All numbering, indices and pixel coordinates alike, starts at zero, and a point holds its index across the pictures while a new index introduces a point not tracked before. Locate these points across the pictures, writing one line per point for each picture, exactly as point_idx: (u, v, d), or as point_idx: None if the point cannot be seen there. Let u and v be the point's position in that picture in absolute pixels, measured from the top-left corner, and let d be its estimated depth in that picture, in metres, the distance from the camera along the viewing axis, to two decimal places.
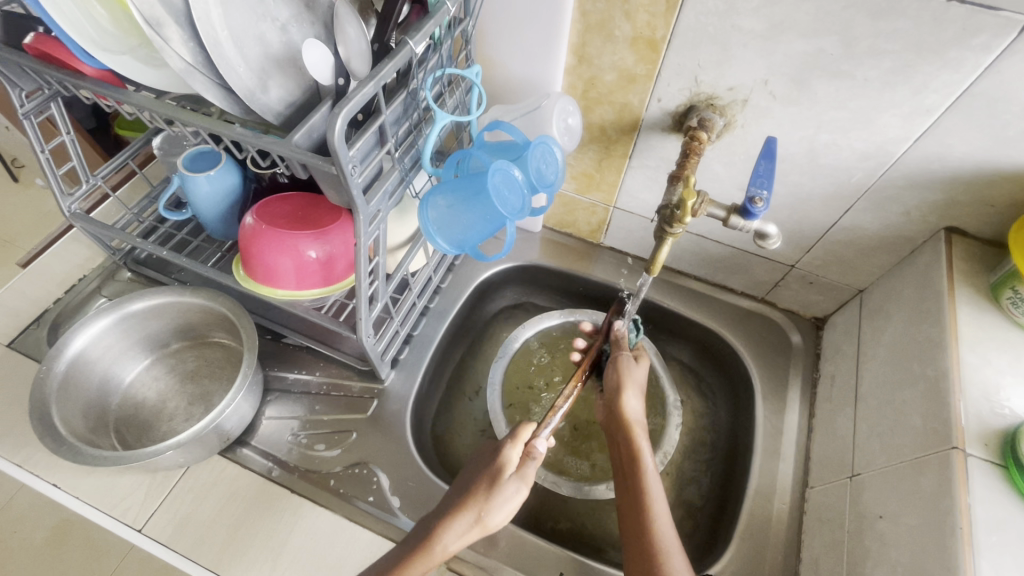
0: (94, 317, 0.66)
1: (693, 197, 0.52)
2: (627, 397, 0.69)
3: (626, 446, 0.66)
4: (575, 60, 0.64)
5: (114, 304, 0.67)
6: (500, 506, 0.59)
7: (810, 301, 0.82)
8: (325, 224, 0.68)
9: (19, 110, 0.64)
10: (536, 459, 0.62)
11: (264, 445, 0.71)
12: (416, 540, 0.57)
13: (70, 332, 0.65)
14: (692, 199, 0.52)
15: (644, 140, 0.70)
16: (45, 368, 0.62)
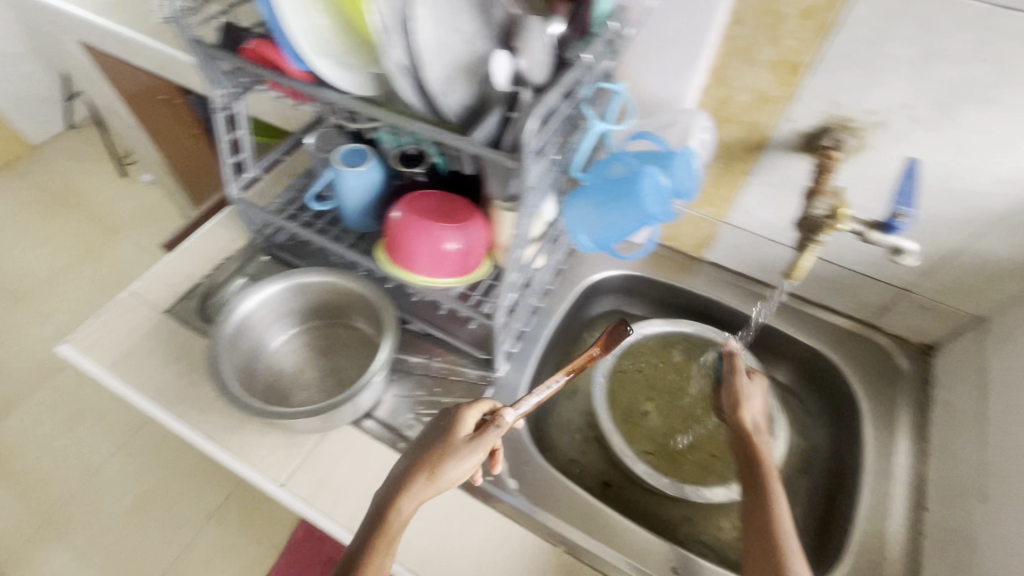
0: (265, 284, 0.74)
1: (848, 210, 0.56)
2: (749, 413, 0.71)
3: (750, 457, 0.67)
4: (712, 81, 0.69)
5: (280, 276, 0.75)
6: (453, 467, 0.59)
7: (921, 327, 0.82)
8: (466, 220, 0.75)
9: (215, 107, 0.73)
10: (501, 427, 0.63)
11: (389, 419, 0.77)
12: (374, 512, 0.58)
13: (243, 295, 0.73)
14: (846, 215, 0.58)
15: (769, 158, 0.73)
16: (221, 324, 0.71)
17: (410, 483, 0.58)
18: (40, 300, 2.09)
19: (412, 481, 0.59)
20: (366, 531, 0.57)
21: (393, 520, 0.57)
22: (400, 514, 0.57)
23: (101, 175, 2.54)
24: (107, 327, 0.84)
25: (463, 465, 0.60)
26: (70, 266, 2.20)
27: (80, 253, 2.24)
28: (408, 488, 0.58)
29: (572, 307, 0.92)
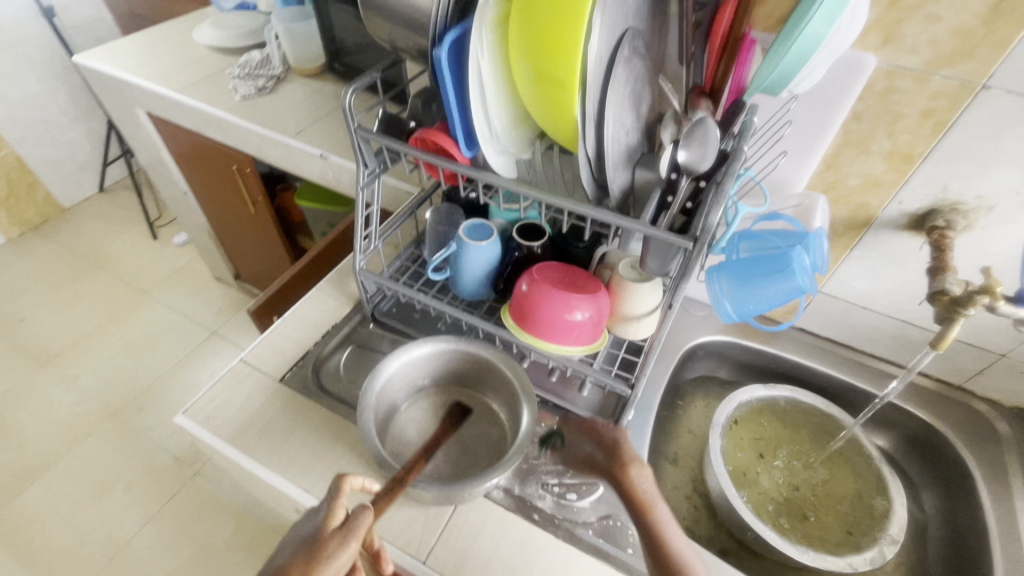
0: (410, 346, 0.78)
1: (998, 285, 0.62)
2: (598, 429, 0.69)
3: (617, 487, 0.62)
4: (824, 166, 0.76)
5: (429, 339, 0.78)
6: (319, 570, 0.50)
7: (1015, 391, 0.86)
8: (596, 290, 0.78)
9: (360, 186, 0.78)
10: (367, 510, 0.54)
11: (519, 489, 0.77)
12: None
13: (396, 351, 0.76)
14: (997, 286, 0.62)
15: (873, 235, 0.80)
16: (373, 375, 0.74)
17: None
18: (66, 364, 2.04)
19: None
20: None
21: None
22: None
23: (131, 237, 2.56)
24: (222, 396, 0.84)
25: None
26: (98, 328, 2.16)
27: (109, 315, 2.21)
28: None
29: (673, 372, 0.95)
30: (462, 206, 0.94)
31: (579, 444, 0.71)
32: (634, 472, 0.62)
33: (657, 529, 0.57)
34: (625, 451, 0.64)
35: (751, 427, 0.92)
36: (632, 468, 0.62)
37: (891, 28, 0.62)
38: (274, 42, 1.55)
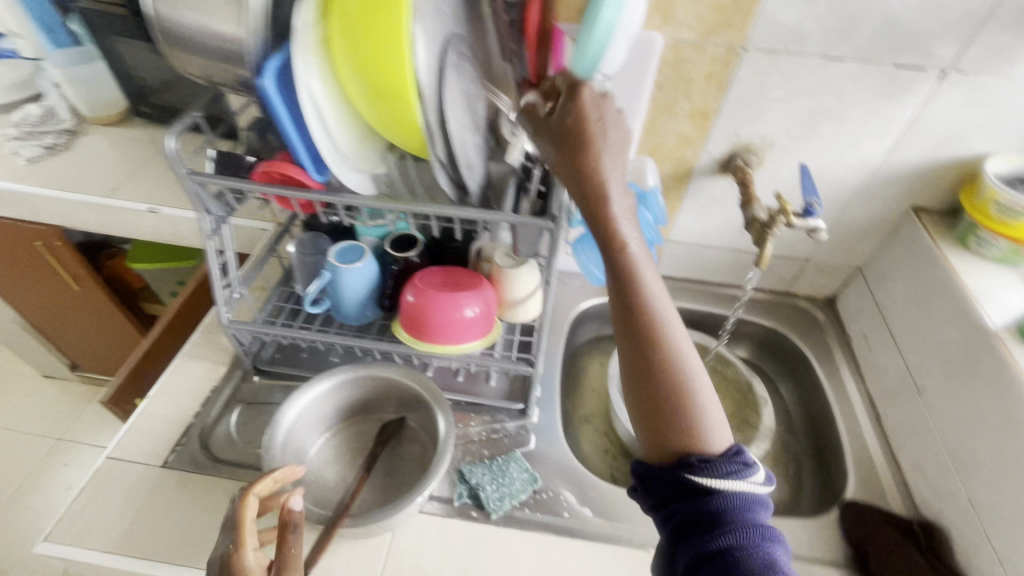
0: (308, 386, 0.74)
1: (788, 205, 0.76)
2: (585, 103, 0.56)
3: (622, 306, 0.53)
4: (645, 134, 0.87)
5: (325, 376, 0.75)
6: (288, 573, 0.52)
7: (822, 284, 1.07)
8: (479, 285, 0.81)
9: (207, 234, 0.72)
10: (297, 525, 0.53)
11: (450, 493, 0.78)
12: None
13: (292, 396, 0.72)
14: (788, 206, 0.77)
15: (696, 183, 0.93)
16: (272, 427, 0.69)
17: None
18: None
19: None
20: None
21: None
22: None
23: None
24: (94, 505, 0.72)
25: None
26: None
27: None
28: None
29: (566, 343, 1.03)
30: (327, 231, 0.91)
31: (569, 109, 0.57)
32: (638, 269, 0.53)
33: (634, 273, 0.53)
34: (618, 244, 0.53)
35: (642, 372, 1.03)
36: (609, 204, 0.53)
37: (668, 9, 0.73)
38: (55, 91, 1.34)
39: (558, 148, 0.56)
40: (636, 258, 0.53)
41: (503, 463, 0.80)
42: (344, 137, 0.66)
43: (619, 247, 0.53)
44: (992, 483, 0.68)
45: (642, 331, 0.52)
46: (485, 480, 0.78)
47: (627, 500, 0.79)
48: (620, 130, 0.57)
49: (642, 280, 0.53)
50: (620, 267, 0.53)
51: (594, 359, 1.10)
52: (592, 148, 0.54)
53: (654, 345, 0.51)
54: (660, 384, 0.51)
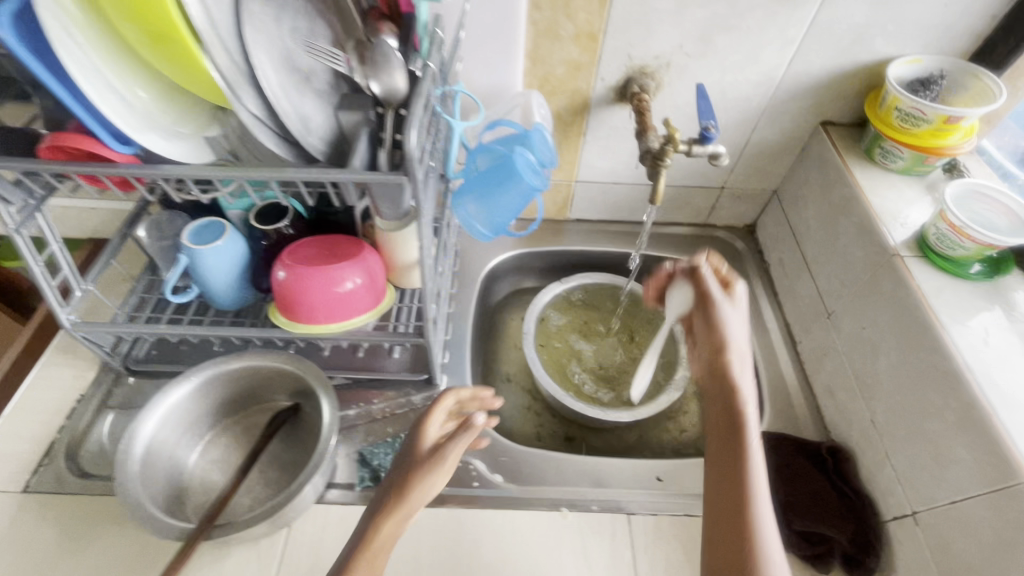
0: (169, 391, 0.66)
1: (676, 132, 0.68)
2: (722, 324, 0.59)
3: (721, 412, 0.55)
4: (531, 63, 0.78)
5: (188, 375, 0.68)
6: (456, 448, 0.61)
7: (740, 212, 1.03)
8: (357, 254, 0.73)
9: (10, 228, 0.60)
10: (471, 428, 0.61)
11: (352, 479, 0.73)
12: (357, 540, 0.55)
13: (150, 403, 0.65)
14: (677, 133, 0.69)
15: (595, 116, 0.85)
16: (128, 441, 0.62)
17: (421, 485, 0.58)
18: None
19: (383, 508, 0.57)
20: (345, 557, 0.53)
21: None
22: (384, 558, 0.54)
23: None
24: None
25: (441, 473, 0.60)
26: None
27: None
28: (392, 511, 0.56)
29: (478, 302, 0.96)
30: (186, 209, 0.80)
31: (708, 326, 0.61)
32: (734, 372, 0.56)
33: (743, 438, 0.52)
34: (720, 333, 0.58)
35: (560, 322, 0.97)
36: (719, 306, 0.60)
37: None
38: None
39: (698, 312, 0.63)
40: (738, 355, 0.57)
41: (408, 440, 0.76)
42: (140, 96, 0.54)
43: (720, 374, 0.56)
44: (891, 403, 0.67)
45: (726, 469, 0.51)
46: (388, 461, 0.74)
47: (540, 462, 0.77)
48: (743, 324, 0.60)
49: (746, 421, 0.53)
50: (727, 391, 0.55)
51: (514, 314, 1.04)
52: (710, 306, 0.61)
53: (740, 512, 0.49)
54: (737, 505, 0.49)
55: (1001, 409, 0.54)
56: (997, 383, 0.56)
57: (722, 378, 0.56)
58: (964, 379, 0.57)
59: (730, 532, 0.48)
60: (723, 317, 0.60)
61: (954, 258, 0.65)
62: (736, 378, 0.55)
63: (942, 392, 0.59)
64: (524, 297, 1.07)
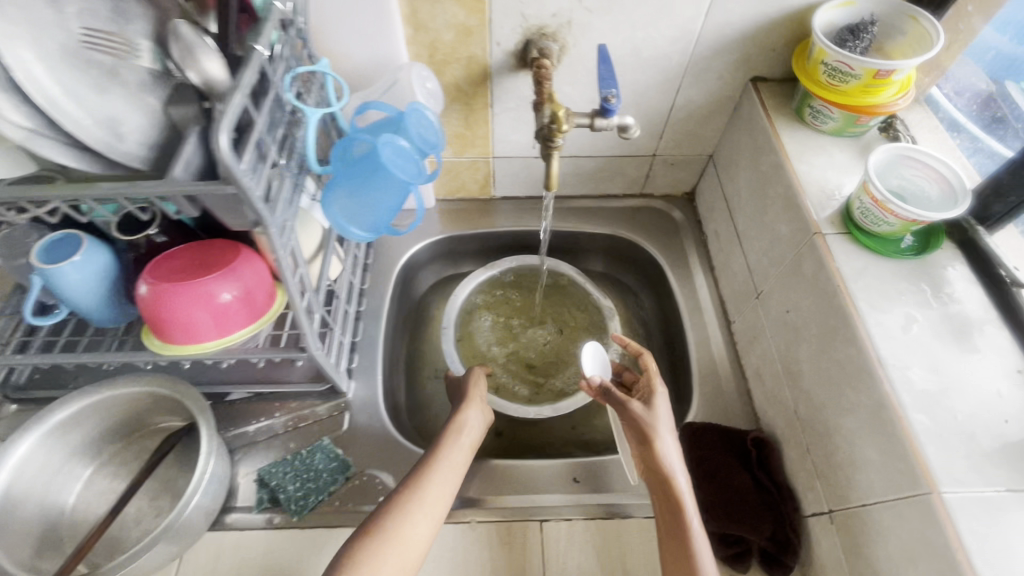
0: (15, 445, 0.59)
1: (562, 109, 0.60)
2: (642, 420, 0.64)
3: (670, 520, 0.60)
4: (412, 30, 0.68)
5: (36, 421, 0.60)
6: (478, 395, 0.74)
7: (677, 180, 0.95)
8: (229, 262, 0.66)
9: None
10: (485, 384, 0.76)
11: (251, 500, 0.70)
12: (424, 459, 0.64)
13: None
14: (561, 110, 0.59)
15: (497, 85, 0.76)
16: None
17: (461, 419, 0.69)
18: None
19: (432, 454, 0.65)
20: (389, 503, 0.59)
21: (413, 497, 0.60)
22: (450, 462, 0.64)
23: None
24: None
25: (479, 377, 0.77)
26: None
27: None
28: (401, 501, 0.59)
29: (396, 296, 0.90)
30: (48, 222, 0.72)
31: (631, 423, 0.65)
32: (665, 455, 0.62)
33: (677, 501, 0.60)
34: (663, 464, 0.61)
35: (484, 313, 0.91)
36: (655, 441, 0.62)
37: None
38: None
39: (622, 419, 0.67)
40: (683, 484, 0.61)
41: (310, 456, 0.72)
42: None
43: (658, 469, 0.62)
44: (811, 395, 0.62)
45: (679, 540, 0.58)
46: (287, 480, 0.70)
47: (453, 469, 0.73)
48: (672, 435, 0.64)
49: (679, 492, 0.60)
50: (662, 480, 0.62)
51: (441, 305, 0.98)
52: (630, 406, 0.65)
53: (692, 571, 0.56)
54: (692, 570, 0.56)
55: (913, 408, 0.49)
56: (910, 377, 0.51)
57: (654, 468, 0.62)
58: (876, 374, 0.52)
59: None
60: (665, 448, 0.62)
61: (879, 233, 0.59)
62: (671, 467, 0.61)
63: (856, 390, 0.54)
64: (451, 284, 1.00)
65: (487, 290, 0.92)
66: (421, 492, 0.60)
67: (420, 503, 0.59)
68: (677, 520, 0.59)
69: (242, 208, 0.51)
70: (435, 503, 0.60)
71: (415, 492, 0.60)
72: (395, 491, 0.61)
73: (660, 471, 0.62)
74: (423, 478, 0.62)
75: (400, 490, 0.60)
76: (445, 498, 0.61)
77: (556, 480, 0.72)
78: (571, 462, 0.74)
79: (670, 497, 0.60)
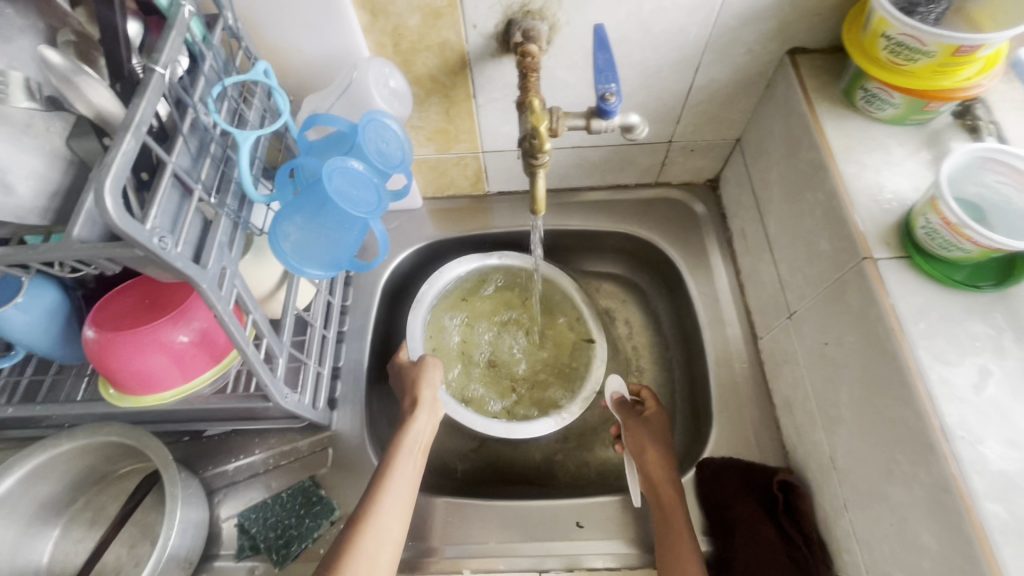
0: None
1: (544, 119, 0.48)
2: (642, 432, 0.67)
3: (662, 527, 0.60)
4: (369, 16, 0.56)
5: None
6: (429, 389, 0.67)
7: (698, 167, 0.82)
8: (178, 302, 0.58)
9: None
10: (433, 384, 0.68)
11: (234, 547, 0.66)
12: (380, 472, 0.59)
13: None
14: (543, 122, 0.48)
15: (479, 74, 0.64)
16: None
17: (409, 432, 0.63)
18: None
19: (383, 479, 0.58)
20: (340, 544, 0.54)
21: (364, 527, 0.54)
22: (402, 476, 0.59)
23: None
24: None
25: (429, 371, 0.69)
26: None
27: None
28: (349, 549, 0.53)
29: (383, 311, 0.82)
30: None
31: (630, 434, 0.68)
32: (656, 464, 0.65)
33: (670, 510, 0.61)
34: (654, 471, 0.64)
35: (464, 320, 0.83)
36: (647, 448, 0.66)
37: None
38: None
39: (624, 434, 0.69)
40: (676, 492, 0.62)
41: (291, 499, 0.67)
42: None
43: (651, 475, 0.64)
44: (851, 447, 0.53)
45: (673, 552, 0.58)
46: (268, 527, 0.65)
47: (447, 512, 0.67)
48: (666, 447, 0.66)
49: (671, 499, 0.62)
50: (653, 487, 0.63)
51: None
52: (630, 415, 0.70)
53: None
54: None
55: (984, 496, 0.40)
56: (983, 455, 0.41)
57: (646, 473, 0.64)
58: (938, 448, 0.42)
59: None
60: (658, 456, 0.65)
61: (948, 259, 0.48)
62: (661, 474, 0.64)
63: (912, 459, 0.44)
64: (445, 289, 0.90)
65: (468, 292, 0.84)
66: (373, 523, 0.55)
67: (376, 532, 0.55)
68: (670, 537, 0.59)
69: (159, 266, 0.42)
70: (393, 529, 0.56)
71: (368, 519, 0.55)
72: (346, 526, 0.55)
73: (656, 487, 0.63)
74: (371, 503, 0.56)
75: (350, 523, 0.55)
76: (400, 521, 0.57)
77: (560, 520, 0.66)
78: (575, 504, 0.67)
79: (666, 514, 0.61)
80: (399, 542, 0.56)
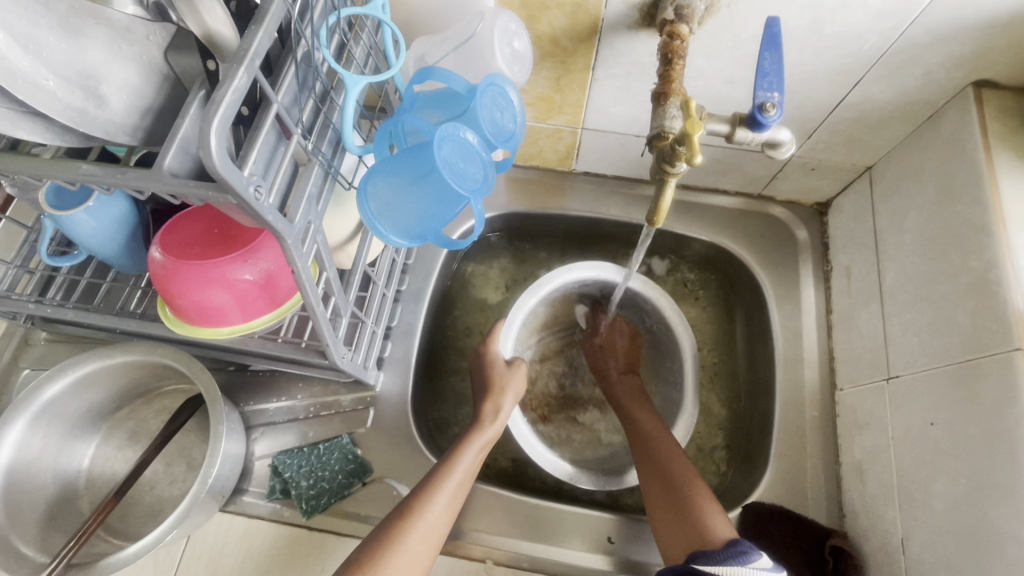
0: (4, 424, 0.55)
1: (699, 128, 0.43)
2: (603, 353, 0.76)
3: (642, 431, 0.65)
4: None
5: (22, 401, 0.56)
6: (507, 404, 0.65)
7: (812, 187, 0.74)
8: (250, 238, 0.55)
9: None
10: (512, 397, 0.66)
11: (264, 487, 0.66)
12: (435, 469, 0.58)
13: None
14: (699, 130, 0.43)
15: (607, 45, 0.56)
16: None
17: (475, 437, 0.61)
18: None
19: (436, 478, 0.57)
20: (381, 532, 0.52)
21: (416, 522, 0.53)
22: (458, 477, 0.57)
23: None
24: None
25: (515, 378, 0.67)
26: None
27: None
28: (388, 545, 0.51)
29: (441, 277, 0.78)
30: None
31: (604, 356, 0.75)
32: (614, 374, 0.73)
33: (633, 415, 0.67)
34: (616, 393, 0.71)
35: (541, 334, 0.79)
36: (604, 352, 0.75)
37: None
38: None
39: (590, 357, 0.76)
40: (635, 402, 0.69)
41: (326, 453, 0.66)
42: None
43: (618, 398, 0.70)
44: (937, 541, 0.49)
45: (654, 448, 0.62)
46: (301, 475, 0.64)
47: (481, 498, 0.66)
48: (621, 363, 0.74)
49: (638, 415, 0.67)
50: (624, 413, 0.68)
51: (484, 288, 0.85)
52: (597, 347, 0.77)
53: (676, 477, 0.59)
54: (669, 478, 0.59)
55: None
56: None
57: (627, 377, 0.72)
58: None
59: (659, 492, 0.59)
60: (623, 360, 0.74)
61: None
62: (629, 398, 0.70)
63: None
64: (498, 248, 0.86)
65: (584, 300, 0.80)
66: (422, 516, 0.54)
67: (419, 526, 0.53)
68: (633, 424, 0.66)
69: (247, 214, 0.39)
70: (434, 528, 0.54)
71: (416, 511, 0.54)
72: (394, 513, 0.54)
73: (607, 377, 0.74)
74: (426, 499, 0.55)
75: (401, 514, 0.54)
76: (445, 527, 0.55)
77: (595, 529, 0.65)
78: (609, 518, 0.66)
79: (622, 405, 0.69)
80: (435, 550, 0.54)
